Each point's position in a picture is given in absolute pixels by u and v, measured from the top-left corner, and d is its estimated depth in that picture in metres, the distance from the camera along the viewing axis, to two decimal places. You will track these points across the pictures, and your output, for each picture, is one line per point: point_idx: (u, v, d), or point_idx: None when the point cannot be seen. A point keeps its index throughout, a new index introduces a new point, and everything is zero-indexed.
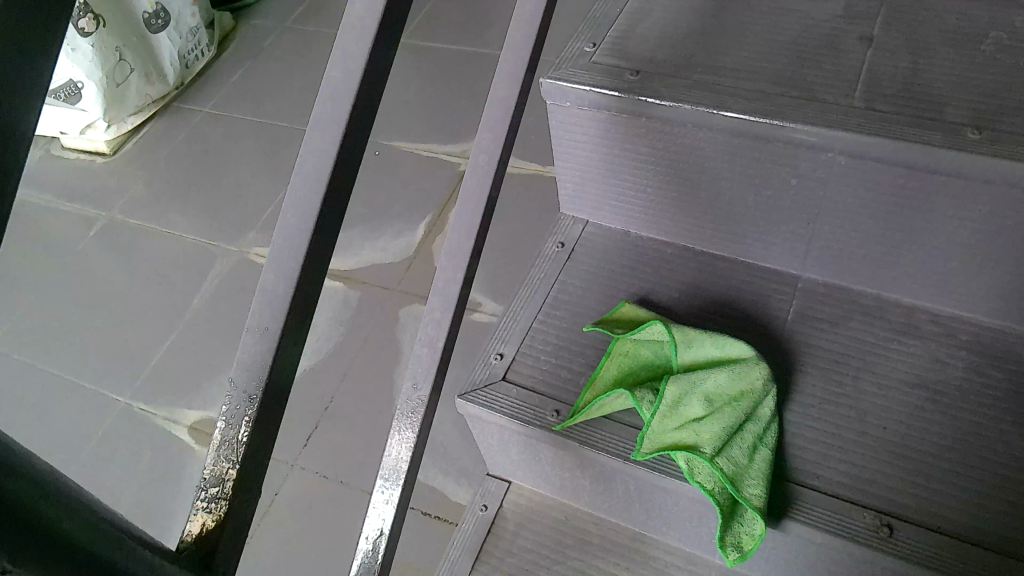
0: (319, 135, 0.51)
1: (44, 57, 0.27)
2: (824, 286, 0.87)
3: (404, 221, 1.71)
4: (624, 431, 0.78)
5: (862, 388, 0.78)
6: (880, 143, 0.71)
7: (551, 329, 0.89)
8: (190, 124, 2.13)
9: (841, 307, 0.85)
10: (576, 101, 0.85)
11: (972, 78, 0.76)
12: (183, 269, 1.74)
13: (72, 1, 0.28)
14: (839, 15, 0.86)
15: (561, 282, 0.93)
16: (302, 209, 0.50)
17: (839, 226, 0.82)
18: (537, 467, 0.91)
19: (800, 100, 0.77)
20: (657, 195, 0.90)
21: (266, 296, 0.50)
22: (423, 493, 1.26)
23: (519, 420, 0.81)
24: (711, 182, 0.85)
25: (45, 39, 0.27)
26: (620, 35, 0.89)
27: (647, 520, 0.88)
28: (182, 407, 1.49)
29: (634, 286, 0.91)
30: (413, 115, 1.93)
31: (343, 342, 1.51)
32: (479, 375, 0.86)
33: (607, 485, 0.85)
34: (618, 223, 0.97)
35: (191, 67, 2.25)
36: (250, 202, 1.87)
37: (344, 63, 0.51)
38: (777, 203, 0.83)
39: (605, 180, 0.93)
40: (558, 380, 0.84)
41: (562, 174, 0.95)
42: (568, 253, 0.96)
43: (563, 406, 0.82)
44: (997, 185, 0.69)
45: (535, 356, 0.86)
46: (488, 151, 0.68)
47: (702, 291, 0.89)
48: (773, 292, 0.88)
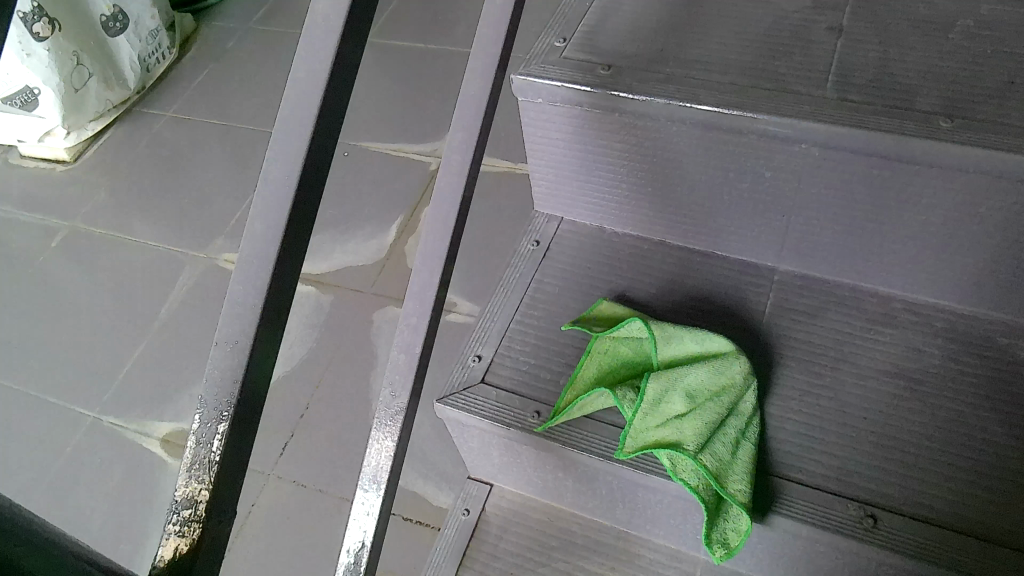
0: (285, 139, 0.49)
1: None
2: (800, 278, 0.87)
3: (375, 223, 1.69)
4: (606, 430, 0.77)
5: (841, 378, 0.78)
6: (853, 134, 0.71)
7: (529, 329, 0.87)
8: (152, 129, 2.08)
9: (818, 298, 0.85)
10: (547, 97, 0.84)
11: (942, 67, 0.76)
12: (151, 279, 1.70)
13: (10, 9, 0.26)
14: (808, 6, 0.86)
15: (537, 280, 0.92)
16: (269, 216, 0.48)
17: (814, 219, 0.82)
18: (518, 469, 0.90)
19: (774, 93, 0.77)
20: (631, 190, 0.90)
21: (234, 308, 0.48)
22: (404, 499, 1.24)
23: (501, 424, 0.80)
24: (685, 176, 0.85)
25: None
26: (590, 30, 0.88)
27: (631, 519, 0.88)
28: (154, 420, 1.46)
29: (611, 283, 0.90)
30: (382, 116, 1.91)
31: (318, 347, 1.49)
32: (458, 378, 0.84)
33: (591, 485, 0.84)
34: (592, 221, 0.96)
35: (152, 71, 2.20)
36: (217, 208, 1.83)
37: (309, 63, 0.49)
38: (753, 196, 0.83)
39: (579, 176, 0.92)
40: (537, 381, 0.83)
41: (535, 172, 0.94)
42: (544, 251, 0.95)
43: (544, 408, 0.81)
44: (970, 174, 0.69)
45: (514, 358, 0.85)
46: (462, 151, 0.66)
47: (679, 287, 0.89)
48: (750, 286, 0.88)
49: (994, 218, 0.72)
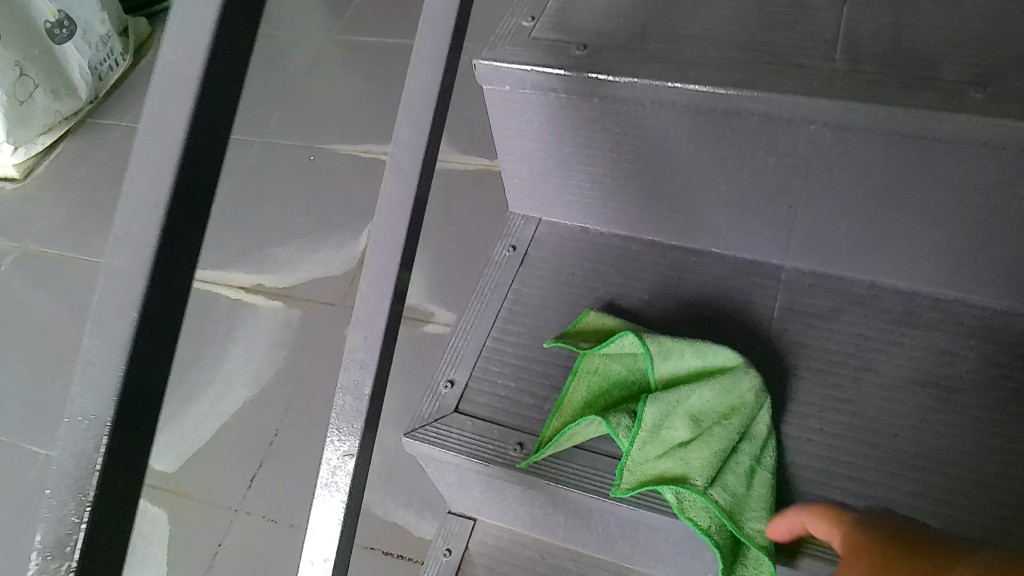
0: (148, 147, 0.37)
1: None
2: (810, 276, 0.78)
3: (345, 231, 1.58)
4: (599, 463, 0.68)
5: (865, 390, 0.69)
6: (869, 111, 0.62)
7: (508, 348, 0.77)
8: (107, 141, 1.96)
9: (832, 298, 0.76)
10: (516, 84, 0.74)
11: (964, 32, 0.67)
12: None
13: None
14: None
15: (515, 290, 0.82)
16: (131, 249, 0.37)
17: (825, 209, 0.72)
18: (503, 505, 0.79)
19: (775, 67, 0.67)
20: (617, 186, 0.80)
21: (89, 371, 0.36)
22: (384, 532, 1.14)
23: (479, 459, 0.70)
24: (677, 167, 0.75)
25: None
26: (562, 7, 0.78)
27: (632, 555, 0.78)
28: None
29: (598, 290, 0.80)
30: (349, 117, 1.80)
31: (287, 368, 1.38)
32: (428, 409, 0.74)
33: (585, 522, 0.74)
34: (573, 221, 0.86)
35: (105, 79, 2.07)
36: None
37: (179, 43, 0.37)
38: (754, 186, 0.73)
39: (558, 172, 0.82)
40: (519, 408, 0.73)
41: (508, 169, 0.84)
42: (521, 258, 0.85)
43: (527, 439, 0.71)
44: (1006, 151, 0.60)
45: (491, 382, 0.75)
46: (410, 145, 0.54)
47: (675, 291, 0.79)
48: (754, 288, 0.78)
49: None
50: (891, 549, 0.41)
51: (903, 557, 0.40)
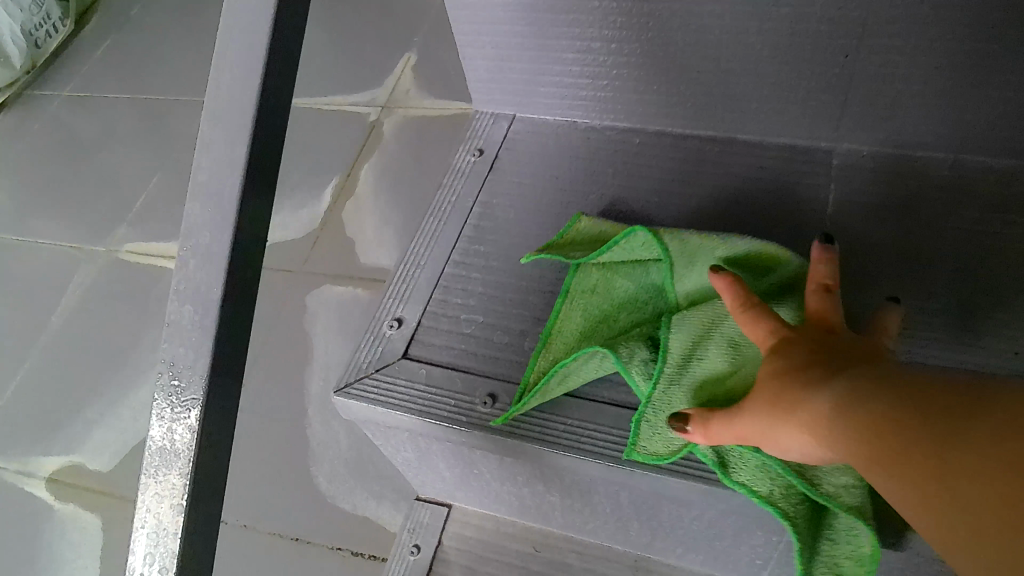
0: None
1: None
2: (871, 159, 0.58)
3: (305, 190, 1.38)
4: (600, 415, 0.48)
5: (966, 298, 0.50)
6: None
7: (474, 274, 0.58)
8: (46, 113, 1.77)
9: (904, 184, 0.56)
10: None
11: None
12: (40, 283, 1.40)
13: None
14: None
15: (482, 202, 0.62)
16: None
17: (892, 54, 0.52)
18: (479, 483, 0.60)
19: None
20: (608, 55, 0.60)
21: None
22: (350, 528, 0.95)
23: (434, 419, 0.50)
24: (688, 14, 0.55)
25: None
26: None
27: (652, 541, 0.59)
28: (39, 455, 1.15)
29: (590, 196, 0.61)
30: (309, 67, 1.60)
31: None
32: (368, 356, 0.55)
33: (585, 499, 0.55)
34: (556, 114, 0.67)
35: (42, 46, 1.86)
36: (119, 193, 1.52)
37: None
38: (794, 32, 0.54)
39: (532, 43, 0.62)
40: (489, 348, 0.53)
41: (467, 49, 0.65)
42: (489, 163, 0.65)
43: (500, 388, 0.51)
44: None
45: (452, 318, 0.56)
46: None
47: (693, 190, 0.60)
48: (797, 178, 0.58)
49: None
50: (807, 353, 0.37)
51: (816, 361, 0.36)
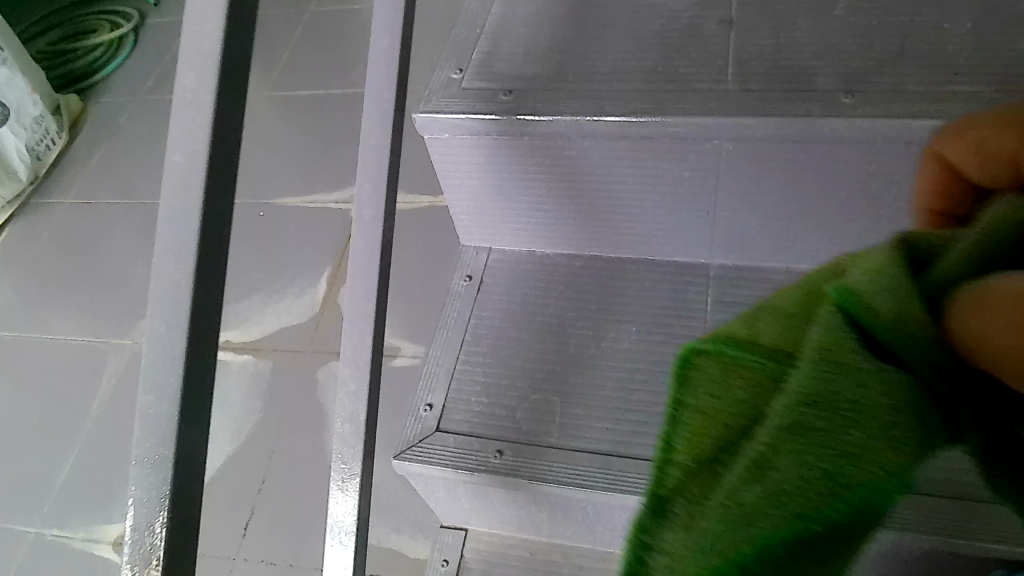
0: (171, 240, 0.46)
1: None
2: (735, 270, 0.88)
3: (304, 279, 1.63)
4: (569, 457, 0.76)
5: None
6: (761, 123, 0.70)
7: (477, 368, 0.85)
8: (53, 220, 1.92)
9: (756, 287, 0.86)
10: (454, 131, 0.81)
11: (836, 44, 0.75)
12: (74, 376, 1.58)
13: None
14: (695, 3, 0.84)
15: (476, 315, 0.89)
16: (169, 320, 0.46)
17: (735, 210, 0.81)
18: (491, 511, 0.86)
19: (677, 93, 0.75)
20: (554, 211, 0.88)
21: (148, 422, 0.45)
22: (378, 558, 1.19)
23: (463, 469, 0.77)
24: (605, 187, 0.83)
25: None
26: (485, 57, 0.85)
27: (611, 539, 0.86)
28: (101, 523, 1.36)
29: (551, 306, 0.89)
30: (292, 169, 1.86)
31: (264, 419, 1.41)
32: (413, 431, 0.81)
33: (565, 514, 0.82)
34: (521, 245, 0.95)
35: (44, 159, 2.04)
36: (132, 289, 1.70)
37: (185, 157, 0.46)
38: (674, 198, 0.82)
39: (501, 205, 0.90)
40: (493, 420, 0.80)
41: (456, 206, 0.92)
42: (478, 285, 0.92)
43: (506, 446, 0.78)
44: (878, 147, 0.69)
45: (466, 400, 0.82)
46: (372, 203, 0.64)
47: (619, 299, 0.88)
48: (687, 286, 0.87)
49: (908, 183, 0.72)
50: None
51: None
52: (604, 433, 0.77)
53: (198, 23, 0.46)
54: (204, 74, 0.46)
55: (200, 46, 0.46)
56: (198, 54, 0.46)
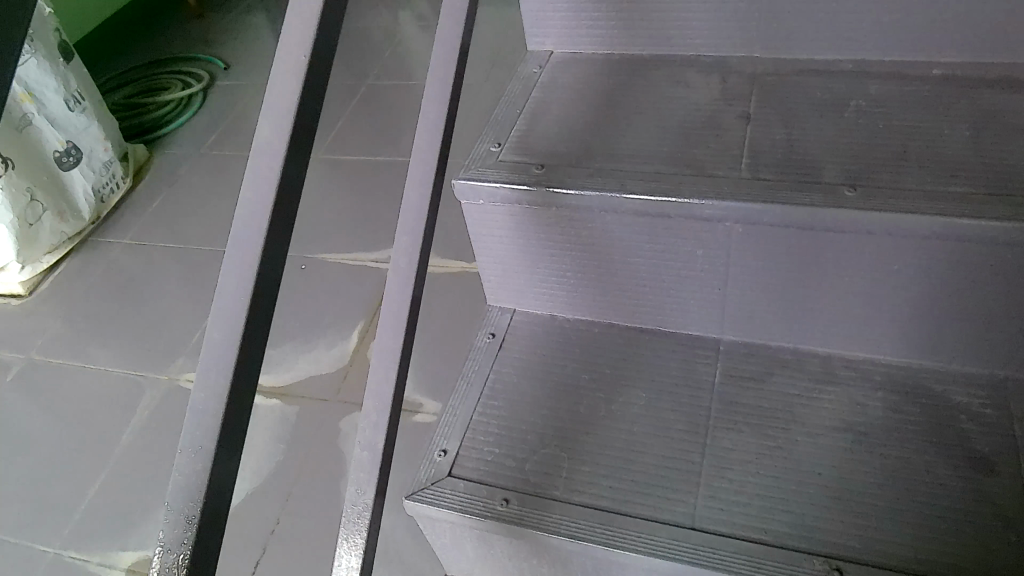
0: (238, 252, 0.50)
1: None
2: (744, 346, 0.92)
3: (336, 330, 1.70)
4: (573, 510, 0.80)
5: (794, 439, 0.82)
6: (768, 209, 0.77)
7: (492, 419, 0.89)
8: (108, 258, 2.03)
9: (763, 364, 0.90)
10: (488, 198, 0.89)
11: (843, 142, 0.82)
12: (108, 404, 1.62)
13: None
14: (717, 99, 0.92)
15: (495, 370, 0.95)
16: (226, 324, 0.50)
17: (745, 289, 0.87)
18: (494, 561, 0.89)
19: (694, 177, 0.82)
20: (576, 278, 0.94)
21: (196, 415, 0.49)
22: None
23: (469, 514, 0.81)
24: (624, 260, 0.89)
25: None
26: (522, 133, 0.93)
27: None
28: (118, 549, 1.37)
29: (567, 367, 0.94)
30: (336, 227, 1.96)
31: (285, 462, 1.45)
32: (425, 473, 0.85)
33: (565, 568, 0.84)
34: (543, 309, 1.01)
35: (106, 201, 2.18)
36: (174, 328, 1.77)
37: (258, 181, 0.51)
38: (689, 274, 0.88)
39: (527, 270, 0.96)
40: (503, 469, 0.85)
41: (485, 268, 0.99)
42: (499, 343, 0.98)
43: (512, 494, 0.82)
44: (877, 236, 0.75)
45: (478, 448, 0.87)
46: (407, 254, 0.71)
47: (631, 365, 0.93)
48: (697, 358, 0.92)
49: (906, 272, 0.77)
50: None
51: None
52: (607, 489, 0.81)
53: (284, 64, 0.51)
54: (285, 110, 0.51)
55: (284, 84, 0.51)
56: (281, 92, 0.51)
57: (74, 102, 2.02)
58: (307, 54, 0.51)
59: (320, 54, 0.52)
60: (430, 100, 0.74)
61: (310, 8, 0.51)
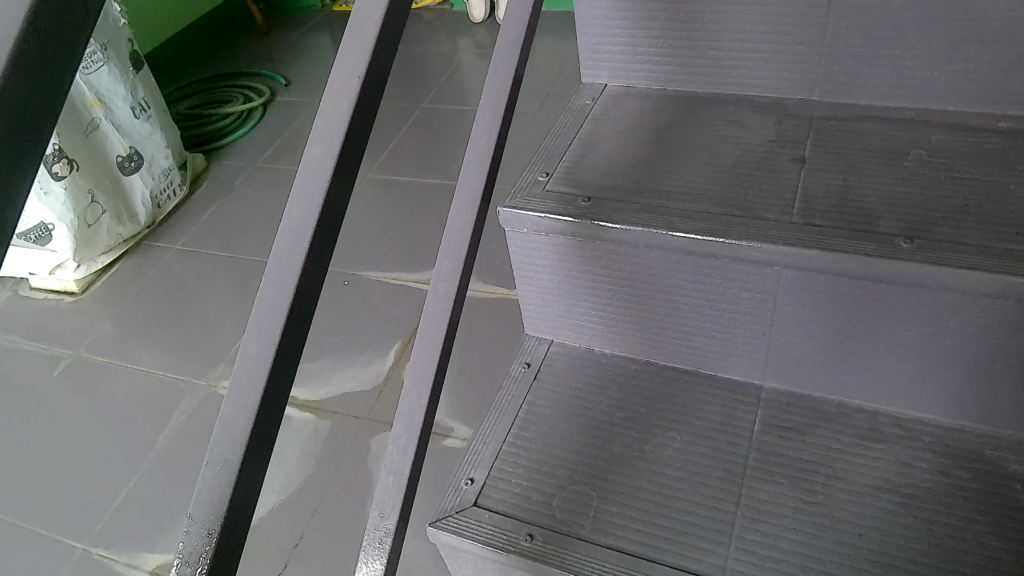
0: (279, 267, 0.51)
1: (15, 188, 0.32)
2: (786, 395, 0.89)
3: (374, 348, 1.71)
4: (598, 552, 0.77)
5: (834, 495, 0.79)
6: (819, 256, 0.74)
7: (522, 452, 0.88)
8: (160, 263, 2.08)
9: (805, 415, 0.87)
10: (532, 228, 0.88)
11: (900, 193, 0.79)
12: (148, 406, 1.65)
13: (31, 176, 0.33)
14: (771, 140, 0.91)
15: (529, 401, 0.93)
16: (262, 338, 0.50)
17: (790, 336, 0.84)
18: None
19: (743, 219, 0.80)
20: (616, 313, 0.93)
21: (225, 427, 0.49)
22: None
23: (492, 547, 0.79)
24: (666, 298, 0.88)
25: (23, 148, 0.32)
26: (571, 165, 0.92)
27: None
28: (145, 551, 1.38)
29: (601, 403, 0.92)
30: (381, 247, 1.98)
31: (313, 477, 1.45)
32: (450, 502, 0.84)
33: None
34: (580, 342, 0.99)
35: (162, 207, 2.24)
36: (217, 335, 1.80)
37: (304, 198, 0.51)
38: (732, 317, 0.86)
39: (567, 302, 0.95)
40: (530, 504, 0.83)
41: (524, 298, 0.98)
42: (534, 373, 0.97)
43: (537, 530, 0.80)
44: (933, 290, 0.72)
45: (506, 481, 0.85)
46: (447, 278, 0.71)
47: (667, 406, 0.91)
48: (736, 404, 0.89)
49: (961, 331, 0.74)
50: None
51: None
52: (635, 532, 0.79)
53: (338, 85, 0.52)
54: (335, 129, 0.51)
55: (337, 104, 0.52)
56: (332, 112, 0.52)
57: (140, 110, 2.09)
58: (361, 75, 0.51)
59: (374, 76, 0.52)
60: (480, 129, 0.75)
61: (367, 34, 0.52)
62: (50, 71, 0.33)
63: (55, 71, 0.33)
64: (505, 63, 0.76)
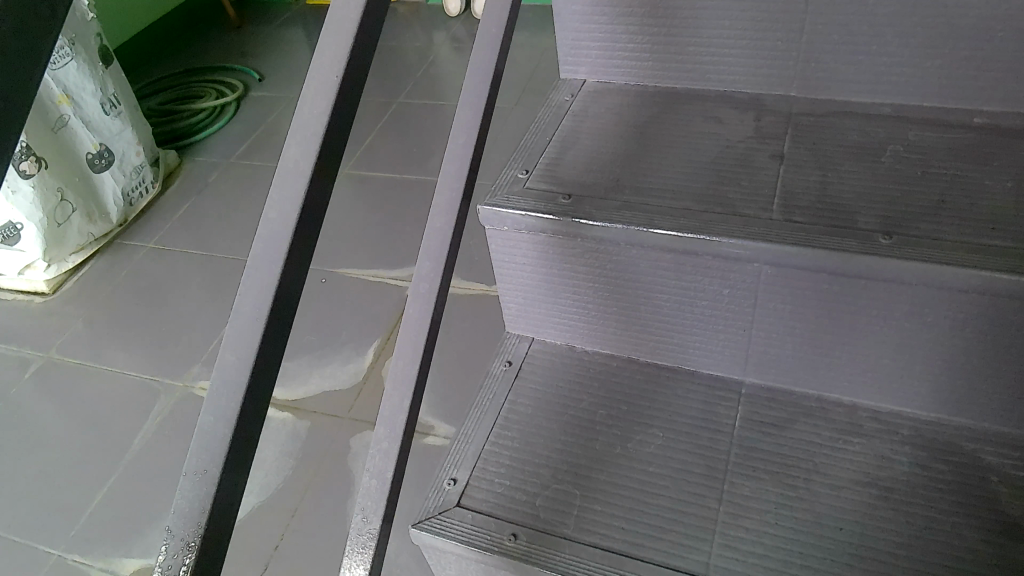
0: (258, 272, 0.49)
1: None
2: (766, 391, 0.90)
3: (353, 346, 1.69)
4: (583, 551, 0.77)
5: (815, 489, 0.79)
6: (800, 253, 0.75)
7: (504, 451, 0.88)
8: (133, 261, 2.05)
9: (786, 411, 0.87)
10: (513, 226, 0.87)
11: (877, 188, 0.80)
12: (122, 408, 1.62)
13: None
14: (751, 136, 0.91)
15: (511, 401, 0.93)
16: (240, 346, 0.49)
17: (771, 332, 0.85)
18: None
19: (724, 216, 0.80)
20: (598, 310, 0.93)
21: (203, 437, 0.48)
22: None
23: (476, 547, 0.79)
24: (648, 295, 0.88)
25: None
26: (551, 161, 0.92)
27: None
28: (121, 556, 1.36)
29: (583, 402, 0.92)
30: (358, 243, 1.96)
31: (293, 477, 1.44)
32: (433, 503, 0.83)
33: None
34: (561, 340, 0.99)
35: (134, 204, 2.20)
36: (193, 335, 1.78)
37: (282, 202, 0.50)
38: (713, 314, 0.86)
39: (547, 299, 0.95)
40: (513, 503, 0.83)
41: (505, 296, 0.98)
42: (515, 372, 0.97)
43: (521, 530, 0.80)
44: (913, 285, 0.72)
45: (488, 480, 0.85)
46: (428, 278, 0.70)
47: (648, 403, 0.91)
48: (718, 400, 0.90)
49: (940, 325, 0.75)
50: None
51: None
52: (619, 531, 0.79)
53: (315, 84, 0.51)
54: (312, 130, 0.50)
55: (314, 104, 0.51)
56: (310, 113, 0.51)
57: (110, 106, 2.05)
58: (339, 74, 0.50)
59: (352, 76, 0.51)
60: (460, 129, 0.74)
61: (345, 32, 0.51)
62: (17, 77, 0.31)
63: (21, 77, 0.32)
64: (484, 60, 0.75)
